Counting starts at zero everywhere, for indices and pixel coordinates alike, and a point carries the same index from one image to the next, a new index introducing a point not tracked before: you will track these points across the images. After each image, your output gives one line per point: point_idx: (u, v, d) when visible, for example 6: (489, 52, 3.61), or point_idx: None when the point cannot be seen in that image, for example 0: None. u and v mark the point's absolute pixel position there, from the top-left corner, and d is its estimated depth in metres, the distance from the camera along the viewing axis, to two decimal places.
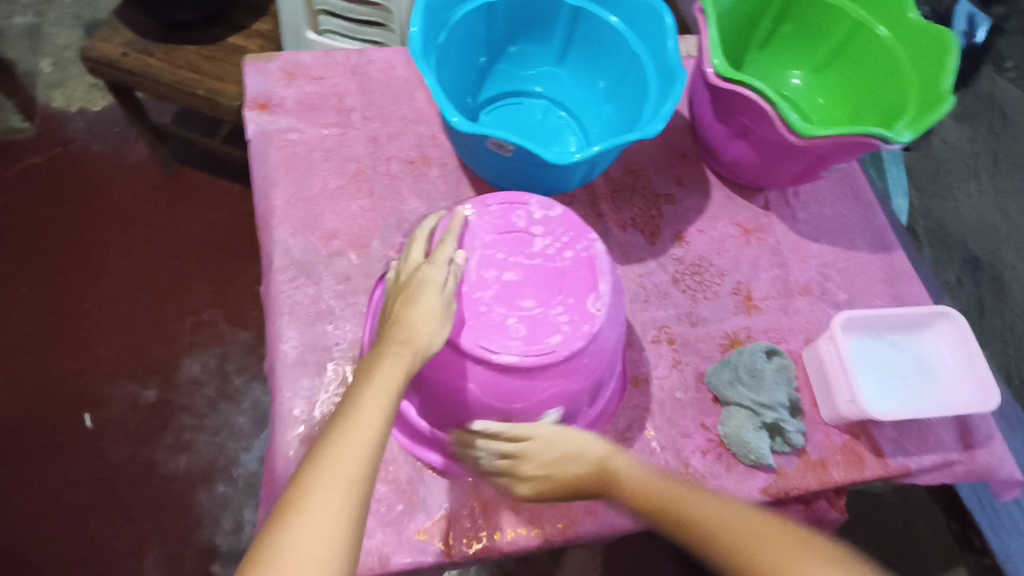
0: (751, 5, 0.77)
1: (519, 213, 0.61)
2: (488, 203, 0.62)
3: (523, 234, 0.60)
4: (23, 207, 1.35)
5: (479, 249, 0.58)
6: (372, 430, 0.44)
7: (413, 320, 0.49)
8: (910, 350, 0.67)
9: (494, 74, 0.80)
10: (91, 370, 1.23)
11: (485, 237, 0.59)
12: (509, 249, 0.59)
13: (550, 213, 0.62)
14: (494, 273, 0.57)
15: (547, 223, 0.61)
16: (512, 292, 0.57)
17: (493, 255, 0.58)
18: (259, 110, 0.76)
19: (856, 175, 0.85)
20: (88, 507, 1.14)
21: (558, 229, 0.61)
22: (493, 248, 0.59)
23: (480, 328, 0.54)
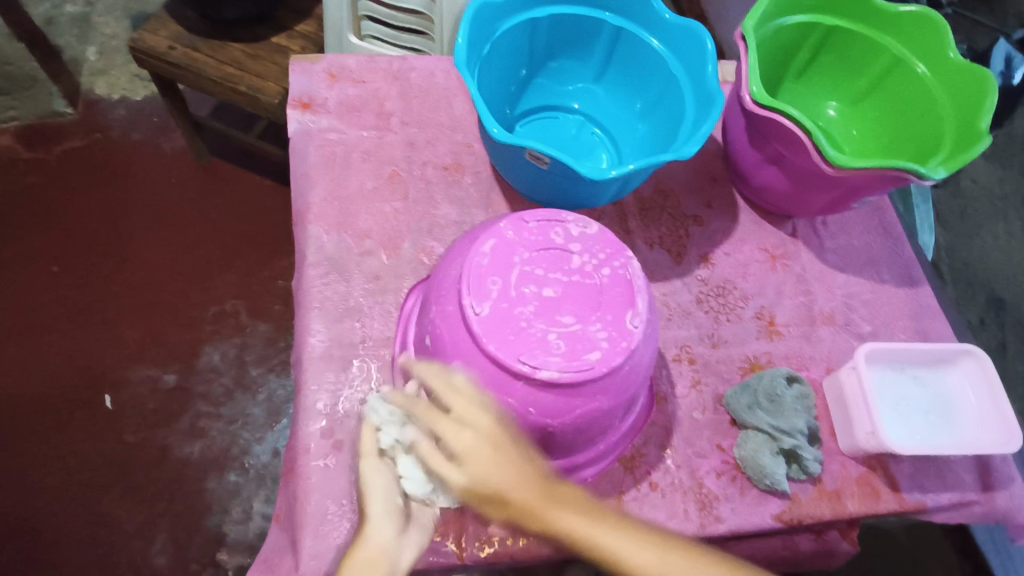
0: (790, 36, 0.78)
1: (558, 230, 0.60)
2: (526, 218, 0.60)
3: (560, 252, 0.59)
4: (60, 189, 1.38)
5: (518, 264, 0.57)
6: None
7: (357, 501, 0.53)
8: (933, 387, 0.67)
9: (532, 87, 0.82)
10: (114, 352, 1.26)
11: (523, 252, 0.58)
12: (548, 265, 0.58)
13: (587, 231, 0.61)
14: (533, 288, 0.56)
15: (584, 241, 0.60)
16: (552, 309, 0.56)
17: (533, 271, 0.57)
18: (302, 108, 0.78)
19: (886, 208, 0.85)
20: (102, 486, 1.16)
21: (595, 246, 0.60)
22: (532, 265, 0.57)
23: (520, 342, 0.54)
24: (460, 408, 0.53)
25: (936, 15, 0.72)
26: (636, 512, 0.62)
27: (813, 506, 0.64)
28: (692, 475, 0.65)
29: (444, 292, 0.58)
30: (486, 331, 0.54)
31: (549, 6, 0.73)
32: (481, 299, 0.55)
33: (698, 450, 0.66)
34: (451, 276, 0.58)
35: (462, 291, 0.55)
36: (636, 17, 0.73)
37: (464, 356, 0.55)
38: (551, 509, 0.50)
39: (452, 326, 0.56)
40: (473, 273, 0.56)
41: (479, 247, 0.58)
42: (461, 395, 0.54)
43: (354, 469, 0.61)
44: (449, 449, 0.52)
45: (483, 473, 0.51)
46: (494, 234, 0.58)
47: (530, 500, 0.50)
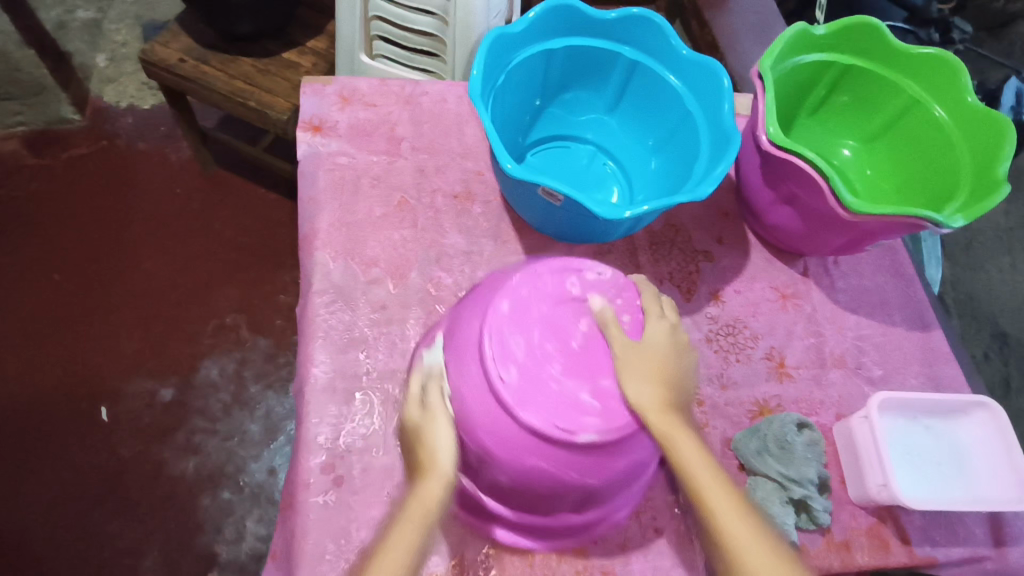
0: (806, 74, 0.78)
1: (572, 279, 0.58)
2: (538, 269, 0.58)
3: (578, 302, 0.57)
4: (65, 197, 1.38)
5: (537, 321, 0.55)
6: (401, 554, 0.47)
7: (430, 441, 0.53)
8: (945, 437, 0.66)
9: (545, 117, 0.81)
10: (112, 363, 1.24)
11: (541, 308, 0.56)
12: (569, 319, 0.56)
13: (602, 276, 0.59)
14: (556, 347, 0.55)
15: (599, 287, 0.59)
16: (581, 364, 0.54)
17: (553, 324, 0.56)
18: (312, 131, 0.78)
19: (898, 249, 0.84)
20: (95, 500, 1.14)
21: (609, 292, 0.59)
22: (552, 321, 0.56)
23: (552, 403, 0.52)
24: (666, 350, 0.56)
25: (955, 59, 0.72)
26: (641, 559, 0.61)
27: (822, 557, 0.63)
28: None
29: (462, 354, 0.56)
30: (516, 399, 0.52)
31: (565, 37, 0.73)
32: (507, 364, 0.53)
33: None
34: (470, 342, 0.55)
35: (487, 358, 0.53)
36: (652, 52, 0.73)
37: (495, 425, 0.53)
38: (675, 427, 0.52)
39: (477, 393, 0.54)
40: (495, 336, 0.54)
41: (494, 307, 0.55)
42: (662, 343, 0.56)
43: (354, 507, 0.59)
44: (632, 355, 0.54)
45: (655, 387, 0.53)
46: (507, 291, 0.56)
47: (666, 411, 0.53)
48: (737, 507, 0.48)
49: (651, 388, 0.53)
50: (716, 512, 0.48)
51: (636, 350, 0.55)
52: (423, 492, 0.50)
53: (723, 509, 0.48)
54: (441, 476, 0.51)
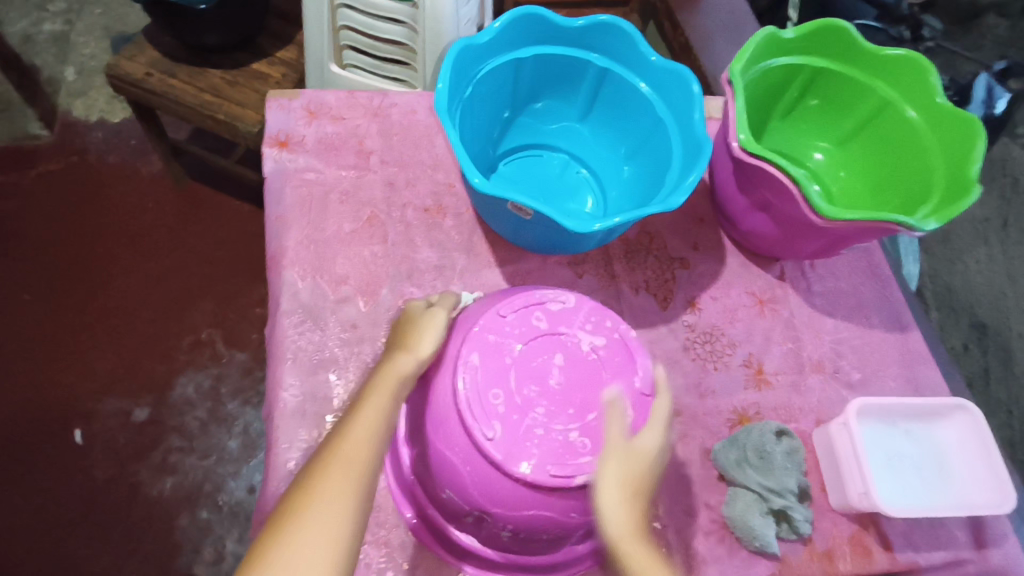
0: (776, 78, 0.77)
1: (538, 314, 0.57)
2: (503, 311, 0.57)
3: (550, 336, 0.56)
4: (33, 215, 1.34)
5: (511, 367, 0.54)
6: (377, 409, 0.48)
7: (417, 330, 0.55)
8: (925, 442, 0.66)
9: (515, 126, 0.80)
10: (85, 385, 1.21)
11: (514, 351, 0.55)
12: (544, 356, 0.55)
13: (567, 305, 0.59)
14: (535, 389, 0.54)
15: (565, 316, 0.58)
16: (562, 405, 0.53)
17: (527, 366, 0.54)
18: (279, 147, 0.76)
19: (874, 250, 0.84)
20: (69, 525, 1.11)
21: (580, 317, 0.58)
22: (527, 363, 0.55)
23: (543, 448, 0.52)
24: (648, 461, 0.51)
25: (924, 59, 0.71)
26: None
27: (803, 567, 0.63)
28: (681, 541, 0.63)
29: (440, 413, 0.55)
30: (505, 454, 0.51)
31: (533, 46, 0.72)
32: (490, 420, 0.52)
33: (686, 508, 0.64)
34: (446, 402, 0.54)
35: (467, 419, 0.52)
36: (622, 59, 0.72)
37: (489, 483, 0.52)
38: (640, 548, 0.46)
39: (462, 455, 0.53)
40: (472, 394, 0.52)
41: (463, 360, 0.54)
42: (642, 452, 0.51)
43: None
44: (609, 463, 0.50)
45: (624, 503, 0.48)
46: (473, 340, 0.55)
47: (628, 533, 0.47)
48: None
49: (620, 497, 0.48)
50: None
51: (610, 461, 0.50)
52: (393, 363, 0.52)
53: None
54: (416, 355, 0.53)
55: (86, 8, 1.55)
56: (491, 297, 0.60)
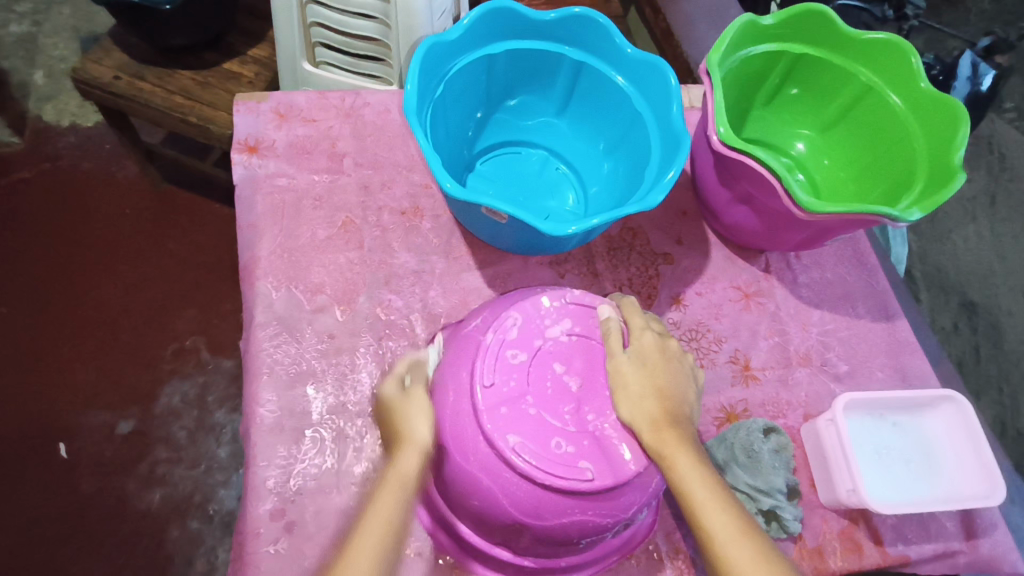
0: (755, 67, 0.75)
1: (506, 352, 0.50)
2: (487, 380, 0.48)
3: (525, 364, 0.50)
4: (6, 226, 1.31)
5: (536, 410, 0.48)
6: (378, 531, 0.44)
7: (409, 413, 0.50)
8: (912, 433, 0.65)
9: (491, 124, 0.78)
10: (67, 397, 1.19)
11: (526, 398, 0.48)
12: (547, 377, 0.50)
13: (517, 321, 0.52)
14: (572, 407, 0.49)
15: (521, 336, 0.51)
16: (602, 401, 0.50)
17: (528, 399, 0.49)
18: (248, 153, 0.74)
19: (860, 238, 0.83)
20: (57, 542, 1.10)
21: (533, 318, 0.52)
22: (544, 394, 0.49)
23: (631, 441, 0.48)
24: (663, 350, 0.51)
25: (905, 43, 0.70)
26: None
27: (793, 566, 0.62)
28: (668, 539, 0.60)
29: (514, 491, 0.47)
30: (612, 473, 0.47)
31: (506, 41, 0.70)
32: (573, 463, 0.47)
33: (675, 511, 0.61)
34: (526, 492, 0.47)
35: (552, 477, 0.46)
36: (597, 52, 0.70)
37: (610, 501, 0.48)
38: (672, 443, 0.46)
39: (577, 508, 0.47)
40: (539, 457, 0.46)
41: (507, 448, 0.46)
42: (651, 353, 0.50)
43: (307, 554, 0.56)
44: (624, 371, 0.50)
45: (656, 400, 0.48)
46: (494, 426, 0.47)
47: (662, 424, 0.47)
48: (743, 536, 0.44)
49: (648, 404, 0.48)
50: (708, 532, 0.44)
51: (634, 362, 0.50)
52: (397, 462, 0.48)
53: (728, 537, 0.44)
54: (418, 448, 0.48)
55: (52, 7, 1.50)
56: (457, 361, 0.51)
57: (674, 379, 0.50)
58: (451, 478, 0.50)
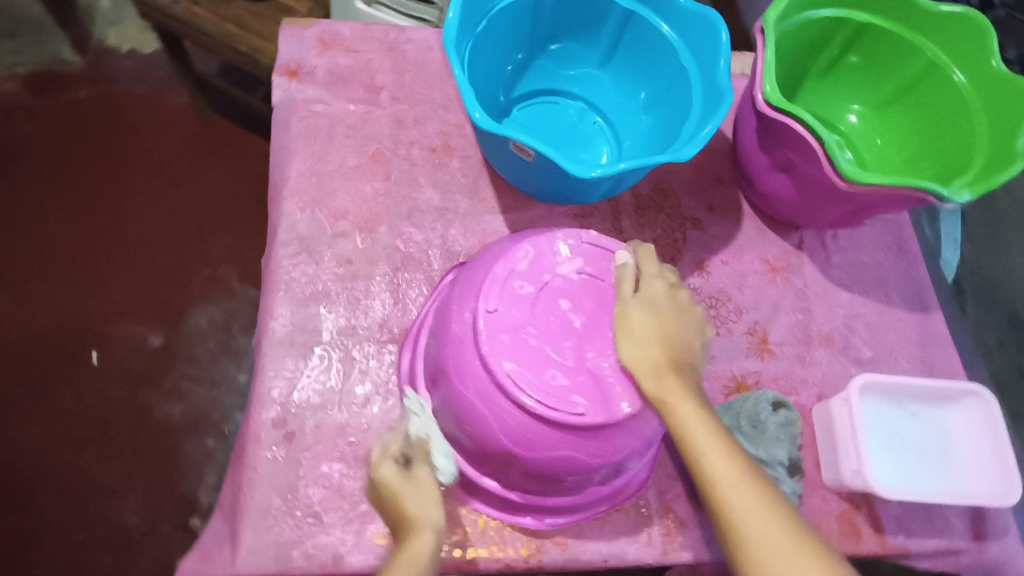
0: (815, 32, 0.71)
1: (515, 283, 0.50)
2: (491, 306, 0.48)
3: (532, 296, 0.49)
4: (62, 141, 1.36)
5: (537, 342, 0.48)
6: None
7: (418, 501, 0.49)
8: (930, 425, 0.63)
9: (532, 70, 0.76)
10: (103, 308, 1.24)
11: (528, 329, 0.48)
12: (550, 312, 0.49)
13: (529, 254, 0.51)
14: (573, 344, 0.49)
15: (532, 269, 0.50)
16: (606, 343, 0.49)
17: (530, 331, 0.48)
18: (289, 76, 0.74)
19: (903, 225, 0.79)
20: (82, 440, 1.15)
21: (545, 253, 0.51)
22: (546, 328, 0.49)
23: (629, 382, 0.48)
24: (674, 299, 0.51)
25: (983, 18, 0.65)
26: (596, 532, 0.58)
27: None
28: (659, 497, 0.61)
29: (506, 417, 0.47)
30: (605, 413, 0.47)
31: None
32: (568, 397, 0.46)
33: (670, 471, 0.62)
34: (518, 421, 0.47)
35: (543, 407, 0.46)
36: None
37: (599, 440, 0.48)
38: (673, 389, 0.46)
39: (565, 442, 0.47)
40: (534, 387, 0.46)
41: (503, 374, 0.46)
42: (662, 301, 0.50)
43: (303, 463, 0.58)
44: (628, 318, 0.49)
45: (660, 346, 0.48)
46: (491, 351, 0.47)
47: (663, 372, 0.47)
48: (745, 481, 0.45)
49: (653, 351, 0.48)
50: (707, 478, 0.45)
51: (642, 309, 0.49)
52: (412, 547, 0.46)
53: (726, 478, 0.45)
54: (429, 527, 0.47)
55: None
56: (464, 288, 0.51)
57: (681, 329, 0.50)
58: (447, 404, 0.50)
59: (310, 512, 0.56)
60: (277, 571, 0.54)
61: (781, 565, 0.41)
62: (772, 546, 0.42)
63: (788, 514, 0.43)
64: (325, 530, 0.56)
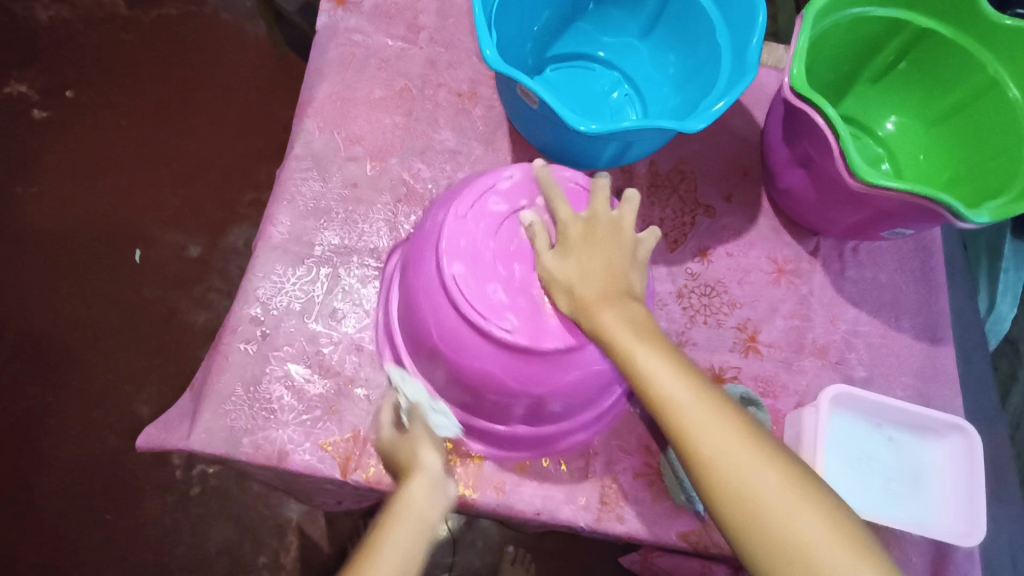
0: (867, 32, 0.68)
1: (494, 199, 0.53)
2: (461, 212, 0.51)
3: (504, 217, 0.52)
4: (130, 35, 1.30)
5: (493, 257, 0.51)
6: (406, 547, 0.45)
7: (411, 448, 0.52)
8: (906, 452, 0.60)
9: (570, 31, 0.76)
10: (152, 213, 1.20)
11: (487, 242, 0.51)
12: (514, 237, 0.52)
13: (514, 178, 0.54)
14: (523, 268, 0.52)
15: (513, 192, 0.53)
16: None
17: (488, 245, 0.51)
18: (335, 4, 0.77)
19: (933, 250, 0.75)
20: (109, 330, 1.12)
21: (530, 184, 0.54)
22: (505, 248, 0.51)
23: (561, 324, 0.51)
24: (598, 233, 0.50)
25: None
26: (534, 485, 0.59)
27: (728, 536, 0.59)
28: (606, 467, 0.61)
29: (446, 320, 0.51)
30: (533, 339, 0.49)
31: None
32: (503, 313, 0.50)
33: (624, 446, 0.62)
34: (453, 327, 0.51)
35: (476, 316, 0.49)
36: None
37: (521, 368, 0.51)
38: (609, 316, 0.46)
39: (491, 360, 0.50)
40: (474, 298, 0.49)
41: (449, 275, 0.50)
42: (580, 243, 0.50)
43: (271, 361, 0.61)
44: (551, 266, 0.50)
45: (593, 278, 0.48)
46: (446, 252, 0.50)
47: (597, 305, 0.47)
48: (693, 393, 0.43)
49: (586, 289, 0.48)
50: (661, 398, 0.44)
51: (564, 253, 0.50)
52: (411, 487, 0.49)
53: (674, 392, 0.43)
54: (429, 472, 0.50)
55: None
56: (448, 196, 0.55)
57: (603, 260, 0.49)
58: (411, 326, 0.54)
59: (267, 406, 0.59)
60: (226, 453, 0.57)
61: (742, 464, 0.41)
62: (723, 449, 0.41)
63: (736, 418, 0.43)
64: (278, 427, 0.59)
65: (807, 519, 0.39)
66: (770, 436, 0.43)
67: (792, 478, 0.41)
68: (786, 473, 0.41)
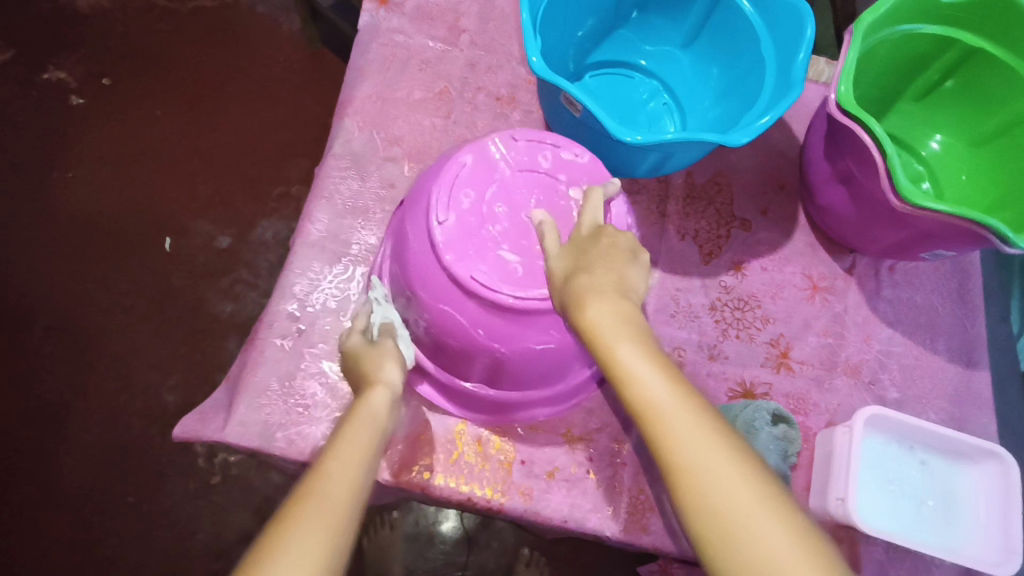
0: (916, 49, 0.67)
1: (546, 154, 0.56)
2: (516, 138, 0.56)
3: (538, 173, 0.55)
4: (168, 25, 1.31)
5: (495, 181, 0.54)
6: (359, 448, 0.41)
7: (376, 361, 0.50)
8: (938, 477, 0.59)
9: (612, 38, 0.76)
10: (183, 202, 1.21)
11: (501, 169, 0.55)
12: (528, 188, 0.55)
13: (579, 159, 0.56)
14: (503, 207, 0.54)
15: (569, 168, 0.56)
16: (514, 237, 0.53)
17: (500, 169, 0.55)
18: (378, 4, 0.77)
19: (970, 273, 0.74)
20: (138, 316, 1.13)
21: (581, 175, 0.56)
22: (512, 181, 0.55)
23: (479, 261, 0.52)
24: (600, 238, 0.48)
25: None
26: (561, 491, 0.59)
27: None
28: (634, 477, 0.61)
29: (415, 209, 0.56)
30: (446, 242, 0.52)
31: None
32: (449, 210, 0.53)
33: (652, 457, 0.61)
34: (421, 213, 0.55)
35: (433, 200, 0.53)
36: None
37: (426, 271, 0.54)
38: (594, 310, 0.42)
39: (420, 250, 0.54)
40: (444, 185, 0.53)
41: (456, 159, 0.54)
42: (581, 244, 0.48)
43: (305, 358, 0.62)
44: (554, 261, 0.48)
45: (583, 272, 0.45)
46: (472, 148, 0.55)
47: (581, 299, 0.44)
48: (674, 399, 0.39)
49: (575, 284, 0.45)
50: (639, 400, 0.39)
51: (565, 251, 0.48)
52: (370, 399, 0.46)
53: (655, 394, 0.39)
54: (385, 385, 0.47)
55: None
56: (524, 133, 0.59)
57: (602, 263, 0.45)
58: (443, 327, 0.54)
59: (301, 401, 0.60)
60: (260, 446, 0.58)
61: (718, 481, 0.36)
62: (699, 463, 0.37)
63: (721, 433, 0.38)
64: (311, 423, 0.59)
65: (787, 549, 0.34)
66: (760, 459, 0.38)
67: (774, 503, 0.36)
68: (767, 497, 0.36)
